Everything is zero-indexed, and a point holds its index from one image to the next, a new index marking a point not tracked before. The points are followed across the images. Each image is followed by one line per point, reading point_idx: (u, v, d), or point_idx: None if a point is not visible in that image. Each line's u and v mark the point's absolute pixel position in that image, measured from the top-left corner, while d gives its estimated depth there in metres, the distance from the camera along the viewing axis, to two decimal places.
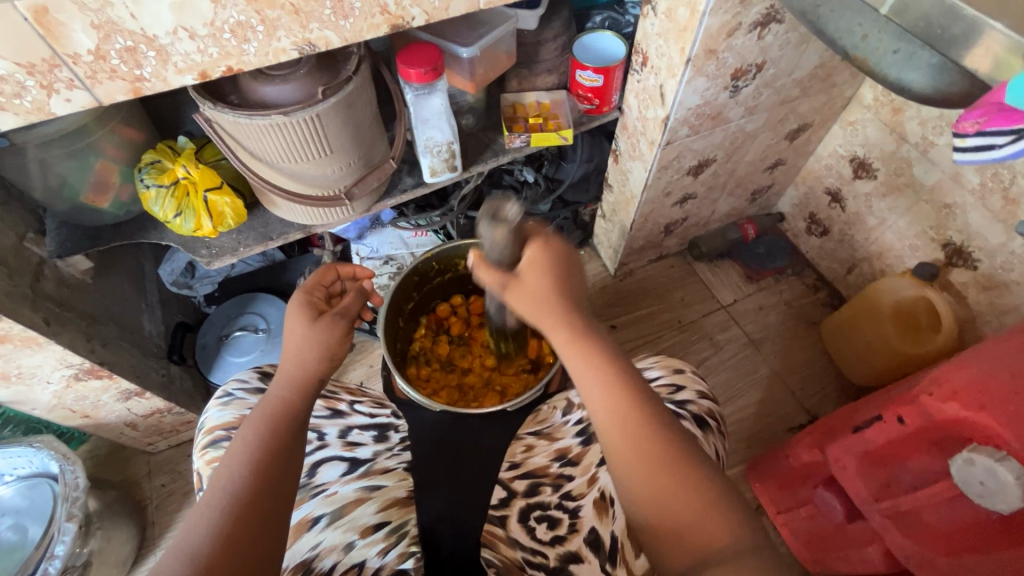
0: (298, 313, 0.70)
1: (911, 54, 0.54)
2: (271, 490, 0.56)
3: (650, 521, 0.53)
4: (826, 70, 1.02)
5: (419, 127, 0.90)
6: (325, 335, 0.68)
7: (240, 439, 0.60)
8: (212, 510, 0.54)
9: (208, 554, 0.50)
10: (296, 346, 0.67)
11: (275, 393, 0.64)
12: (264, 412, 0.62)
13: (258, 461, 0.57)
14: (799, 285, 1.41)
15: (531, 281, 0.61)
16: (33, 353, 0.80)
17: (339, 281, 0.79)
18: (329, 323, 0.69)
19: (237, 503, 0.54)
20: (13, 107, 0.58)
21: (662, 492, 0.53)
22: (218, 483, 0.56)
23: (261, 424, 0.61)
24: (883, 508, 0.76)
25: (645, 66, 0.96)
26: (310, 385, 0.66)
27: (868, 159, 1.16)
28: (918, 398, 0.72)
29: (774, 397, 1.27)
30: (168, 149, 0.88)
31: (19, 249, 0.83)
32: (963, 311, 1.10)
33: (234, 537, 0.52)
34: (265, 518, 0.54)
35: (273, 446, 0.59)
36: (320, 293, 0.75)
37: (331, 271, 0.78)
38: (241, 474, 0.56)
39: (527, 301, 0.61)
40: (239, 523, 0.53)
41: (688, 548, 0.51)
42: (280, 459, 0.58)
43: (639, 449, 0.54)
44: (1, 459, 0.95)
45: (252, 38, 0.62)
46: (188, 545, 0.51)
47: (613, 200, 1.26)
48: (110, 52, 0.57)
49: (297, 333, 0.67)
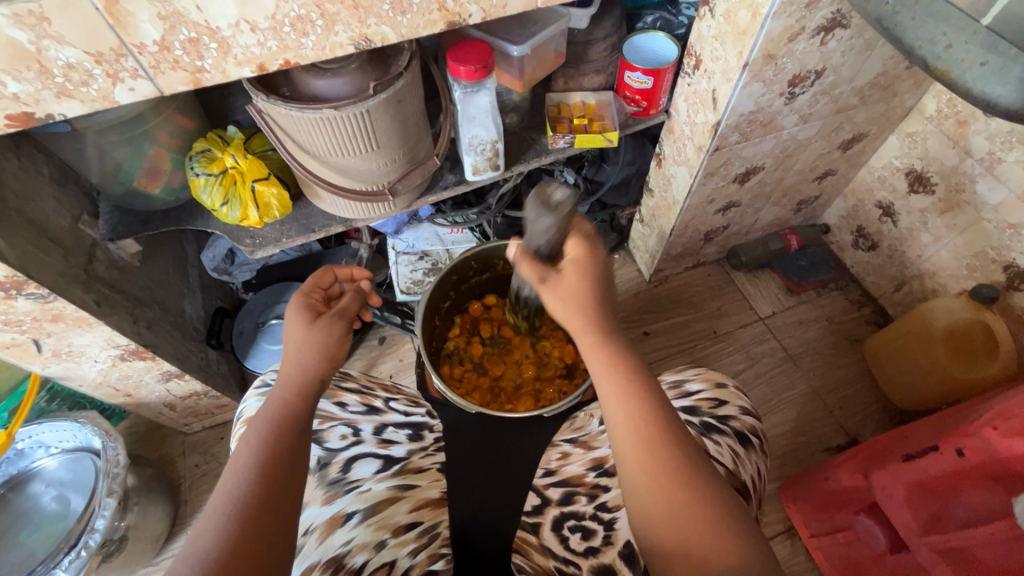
0: (297, 314, 0.70)
1: (1001, 66, 0.51)
2: (277, 493, 0.56)
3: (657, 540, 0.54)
4: (888, 79, 0.97)
5: (464, 125, 0.89)
6: (323, 336, 0.68)
7: (244, 444, 0.60)
8: (219, 514, 0.53)
9: (218, 557, 0.51)
10: (310, 342, 0.67)
11: (277, 396, 0.64)
12: (267, 414, 0.62)
13: (263, 464, 0.57)
14: (842, 300, 1.36)
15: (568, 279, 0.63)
16: (84, 333, 0.82)
17: (337, 283, 0.80)
18: (326, 324, 0.69)
19: (243, 508, 0.54)
20: (81, 95, 0.59)
21: (676, 510, 0.53)
22: (222, 489, 0.56)
23: (263, 427, 0.61)
24: (932, 542, 0.72)
25: (698, 69, 0.93)
26: (312, 387, 0.66)
27: (926, 173, 1.10)
28: (980, 431, 0.70)
29: (812, 416, 1.23)
30: (218, 138, 0.89)
31: (74, 231, 0.85)
32: (1022, 337, 1.05)
33: (243, 543, 0.52)
34: (272, 524, 0.54)
35: (272, 451, 0.59)
36: (318, 295, 0.75)
37: (329, 274, 0.78)
38: (247, 478, 0.56)
39: (561, 301, 0.63)
40: (248, 527, 0.53)
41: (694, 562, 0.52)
42: (284, 464, 0.58)
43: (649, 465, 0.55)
44: (48, 432, 0.98)
45: (311, 32, 0.62)
46: (197, 552, 0.51)
47: (653, 205, 1.23)
48: (174, 43, 0.58)
49: (296, 335, 0.68)
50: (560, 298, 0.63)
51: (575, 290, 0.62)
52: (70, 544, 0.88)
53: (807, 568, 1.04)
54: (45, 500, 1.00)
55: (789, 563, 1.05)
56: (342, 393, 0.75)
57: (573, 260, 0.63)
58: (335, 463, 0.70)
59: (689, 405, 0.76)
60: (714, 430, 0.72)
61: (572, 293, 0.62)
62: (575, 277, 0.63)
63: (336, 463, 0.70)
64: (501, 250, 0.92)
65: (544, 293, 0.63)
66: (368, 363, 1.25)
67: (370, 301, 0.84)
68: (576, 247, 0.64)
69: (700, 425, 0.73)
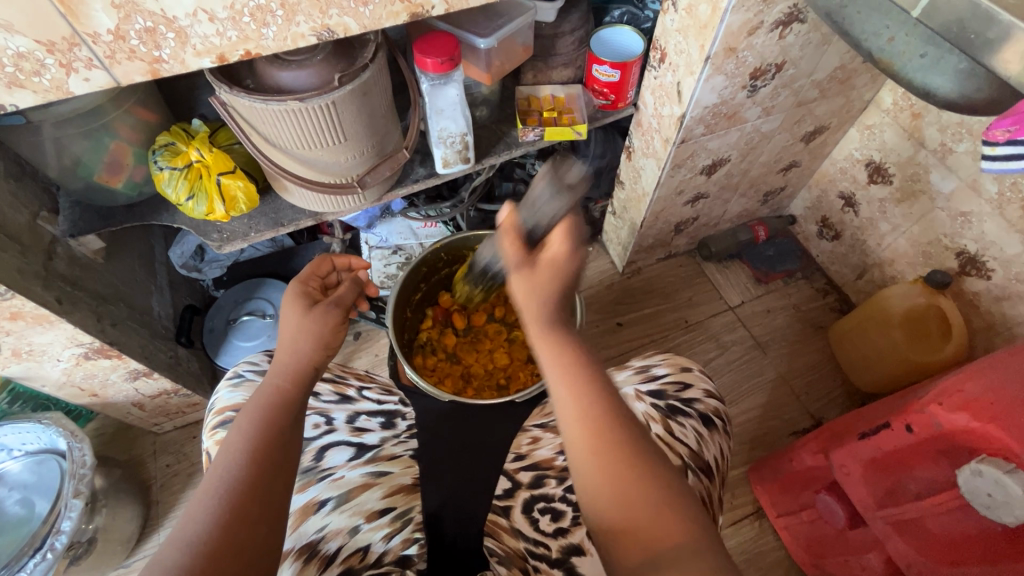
0: (293, 302, 0.71)
1: (938, 58, 0.54)
2: (269, 478, 0.56)
3: (606, 523, 0.53)
4: (846, 72, 1.00)
5: (433, 117, 0.90)
6: (319, 324, 0.69)
7: (236, 428, 0.60)
8: (210, 496, 0.54)
9: (208, 540, 0.51)
10: (290, 336, 0.67)
11: (269, 382, 0.64)
12: (260, 400, 0.62)
13: (256, 447, 0.57)
14: (808, 288, 1.40)
15: (540, 271, 0.60)
16: (44, 331, 0.81)
17: (334, 272, 0.81)
18: (322, 312, 0.70)
19: (235, 491, 0.54)
20: (33, 85, 0.58)
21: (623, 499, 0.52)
22: (216, 470, 0.56)
23: (257, 412, 0.61)
24: (887, 515, 0.76)
25: (663, 63, 0.95)
26: (306, 375, 0.66)
27: (884, 164, 1.14)
28: (927, 407, 0.71)
29: (779, 400, 1.27)
30: (182, 132, 0.88)
31: (33, 227, 0.83)
32: (975, 320, 1.09)
33: (234, 525, 0.52)
34: (263, 506, 0.55)
35: (266, 434, 0.59)
36: (315, 283, 0.77)
37: (327, 262, 0.80)
38: (240, 462, 0.56)
39: (527, 287, 0.60)
40: (238, 510, 0.53)
41: (640, 551, 0.51)
42: (277, 448, 0.59)
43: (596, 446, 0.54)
44: (10, 434, 0.96)
45: (272, 23, 0.62)
46: (187, 534, 0.51)
47: (625, 197, 1.25)
48: (130, 32, 0.57)
49: (291, 322, 0.69)
50: (526, 287, 0.60)
51: (540, 281, 0.60)
52: (35, 547, 0.86)
53: (775, 547, 1.08)
54: (8, 504, 0.98)
55: (757, 543, 1.08)
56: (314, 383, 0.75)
57: (550, 254, 0.60)
58: (307, 451, 0.70)
59: (655, 388, 0.77)
60: (679, 413, 0.75)
61: (539, 285, 0.59)
62: (545, 270, 0.60)
63: (308, 451, 0.70)
64: (471, 240, 0.94)
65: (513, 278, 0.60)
66: (344, 358, 1.25)
67: (365, 292, 0.86)
68: (559, 237, 0.61)
69: (666, 408, 0.75)
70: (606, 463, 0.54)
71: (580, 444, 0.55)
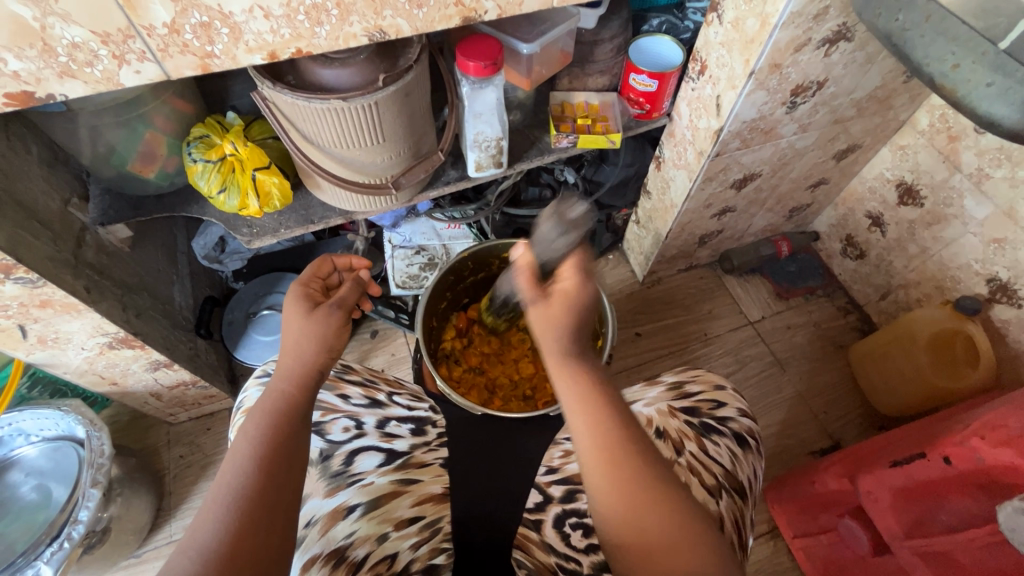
0: (294, 304, 0.69)
1: (1006, 88, 0.53)
2: (277, 482, 0.55)
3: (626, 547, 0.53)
4: (885, 92, 0.99)
5: (470, 120, 0.89)
6: (322, 326, 0.67)
7: (243, 435, 0.58)
8: (219, 504, 0.53)
9: (218, 549, 0.50)
10: (294, 341, 0.65)
11: (274, 387, 0.63)
12: (266, 405, 0.61)
13: (265, 454, 0.56)
14: (830, 306, 1.39)
15: (553, 304, 0.60)
16: (72, 319, 0.80)
17: (336, 272, 0.79)
18: (324, 315, 0.67)
19: (242, 499, 0.53)
20: (84, 75, 0.58)
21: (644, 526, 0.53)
22: (222, 477, 0.55)
23: (262, 418, 0.59)
24: (914, 545, 0.74)
25: (703, 75, 0.94)
26: (311, 378, 0.64)
27: (916, 186, 1.13)
28: (968, 440, 0.72)
29: (797, 419, 1.26)
30: (217, 124, 0.87)
31: (64, 214, 0.83)
32: (1002, 348, 1.08)
33: (242, 533, 0.51)
34: (273, 515, 0.54)
35: (273, 439, 0.58)
36: (316, 285, 0.75)
37: (328, 263, 0.78)
38: (247, 470, 0.55)
39: (543, 319, 0.60)
40: (248, 518, 0.52)
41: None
42: (286, 454, 0.57)
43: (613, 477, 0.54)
44: (28, 420, 0.96)
45: (326, 22, 0.61)
46: (197, 542, 0.51)
47: (650, 207, 1.24)
48: (185, 26, 0.57)
49: (294, 326, 0.67)
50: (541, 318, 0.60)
51: (553, 312, 0.59)
52: (52, 536, 0.86)
53: (790, 567, 1.07)
54: (24, 491, 0.97)
55: (772, 563, 1.07)
56: (344, 385, 0.75)
57: (563, 285, 0.61)
58: (337, 455, 0.69)
59: (688, 405, 0.77)
60: (713, 431, 0.74)
61: (554, 316, 0.59)
62: (562, 305, 0.59)
63: (339, 455, 0.69)
64: (498, 249, 0.92)
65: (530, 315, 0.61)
66: (361, 356, 1.24)
67: (369, 291, 0.83)
68: (571, 271, 0.61)
69: (699, 426, 0.74)
70: (625, 492, 0.54)
71: (595, 467, 0.55)
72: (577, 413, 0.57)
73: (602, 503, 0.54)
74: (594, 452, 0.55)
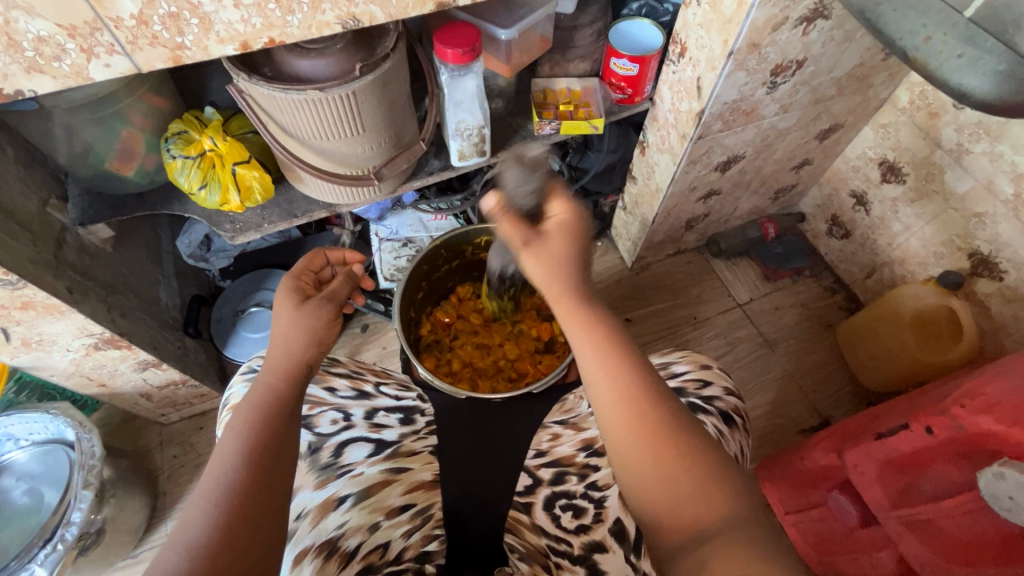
0: (285, 298, 0.70)
1: (975, 59, 0.53)
2: (268, 475, 0.55)
3: (654, 504, 0.52)
4: (865, 70, 0.99)
5: (451, 109, 0.89)
6: (312, 320, 0.68)
7: (231, 428, 0.58)
8: (207, 499, 0.52)
9: (207, 543, 0.50)
10: (283, 333, 0.66)
11: (263, 380, 0.63)
12: (253, 399, 0.61)
13: (252, 449, 0.56)
14: (817, 286, 1.40)
15: (553, 244, 0.61)
16: (55, 321, 0.79)
17: (329, 267, 0.80)
18: (314, 308, 0.69)
19: (233, 492, 0.53)
20: (52, 70, 0.57)
21: (673, 485, 0.52)
22: (211, 472, 0.55)
23: (251, 412, 0.59)
24: (901, 515, 0.75)
25: (683, 57, 0.94)
26: (299, 372, 0.64)
27: (898, 163, 1.13)
28: (949, 409, 0.74)
29: (787, 398, 1.28)
30: (195, 120, 0.87)
31: (42, 215, 0.82)
32: (986, 322, 1.10)
33: (232, 527, 0.51)
34: (261, 506, 0.54)
35: (263, 432, 0.58)
36: (308, 278, 0.76)
37: (321, 256, 0.79)
38: (236, 463, 0.55)
39: (543, 264, 0.61)
40: (236, 511, 0.52)
41: (687, 527, 0.50)
42: (274, 446, 0.57)
43: (643, 440, 0.54)
44: (17, 424, 0.95)
45: (297, 10, 0.61)
46: (186, 536, 0.50)
47: (637, 192, 1.24)
48: (153, 17, 0.56)
49: (283, 318, 0.68)
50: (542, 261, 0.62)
51: (555, 254, 0.61)
52: (45, 538, 0.85)
53: None
54: (15, 495, 0.96)
55: None
56: (331, 378, 0.75)
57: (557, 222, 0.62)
58: (326, 447, 0.69)
59: (675, 386, 0.77)
60: (700, 410, 0.74)
61: (554, 256, 0.61)
62: (556, 246, 0.61)
63: (327, 447, 0.69)
64: (470, 235, 0.92)
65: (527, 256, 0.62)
66: (352, 351, 1.24)
67: (362, 286, 0.84)
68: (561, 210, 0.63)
69: (686, 406, 0.74)
70: (650, 448, 0.53)
71: (618, 437, 0.55)
72: (592, 364, 0.58)
73: (618, 443, 0.55)
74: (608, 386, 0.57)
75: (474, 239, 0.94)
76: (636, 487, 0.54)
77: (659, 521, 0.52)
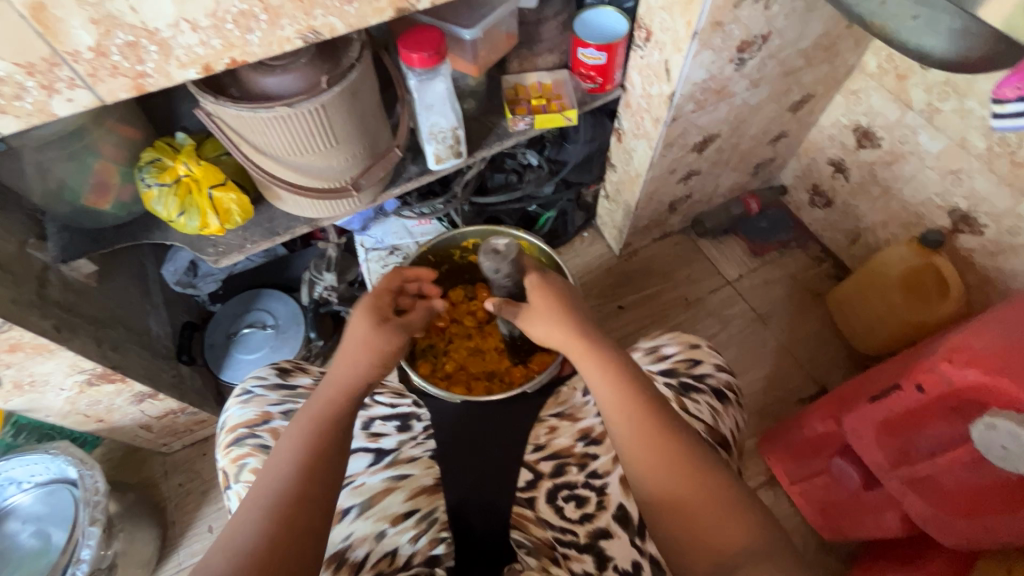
0: (365, 314, 0.68)
1: (930, 19, 0.54)
2: (318, 489, 0.56)
3: (680, 533, 0.57)
4: (830, 39, 1.00)
5: (423, 113, 0.89)
6: (386, 341, 0.66)
7: (287, 438, 0.60)
8: (259, 507, 0.54)
9: (256, 552, 0.51)
10: (355, 349, 0.66)
11: (322, 394, 0.64)
12: (312, 412, 0.62)
13: (307, 462, 0.57)
14: (804, 257, 1.41)
15: (538, 305, 0.70)
16: (45, 361, 0.79)
17: (414, 284, 0.75)
18: (393, 330, 0.67)
19: (283, 504, 0.54)
20: (14, 110, 0.57)
21: (698, 511, 0.57)
22: (266, 481, 0.56)
23: (308, 425, 0.61)
24: (901, 474, 0.77)
25: (648, 42, 0.95)
26: (359, 390, 0.65)
27: (872, 128, 1.14)
28: (937, 365, 0.73)
29: (783, 370, 1.29)
30: (167, 146, 0.86)
31: (22, 256, 0.81)
32: (972, 277, 1.10)
33: (281, 539, 0.52)
34: (310, 519, 0.54)
35: (319, 447, 0.59)
36: (388, 297, 0.72)
37: (400, 275, 0.74)
38: (289, 476, 0.56)
39: (543, 327, 0.70)
40: (283, 522, 0.53)
41: (710, 553, 0.55)
42: (326, 462, 0.59)
43: (669, 466, 0.59)
44: (17, 468, 0.94)
45: (256, 28, 0.61)
46: (237, 543, 0.52)
47: (617, 180, 1.24)
48: (111, 48, 0.56)
49: (360, 332, 0.67)
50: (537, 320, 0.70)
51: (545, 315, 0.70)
52: None
53: (789, 514, 1.09)
54: (24, 538, 0.96)
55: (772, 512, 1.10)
56: None
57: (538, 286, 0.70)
58: None
59: (666, 368, 0.78)
60: (692, 389, 0.75)
61: (547, 315, 0.69)
62: (541, 301, 0.70)
63: None
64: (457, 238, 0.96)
65: (526, 324, 0.71)
66: None
67: None
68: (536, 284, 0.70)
69: (678, 386, 0.75)
70: (675, 472, 0.58)
71: (644, 463, 0.60)
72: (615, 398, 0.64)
73: (645, 470, 0.60)
74: (626, 425, 0.62)
75: (461, 242, 0.97)
76: (662, 515, 0.58)
77: (684, 546, 0.56)
